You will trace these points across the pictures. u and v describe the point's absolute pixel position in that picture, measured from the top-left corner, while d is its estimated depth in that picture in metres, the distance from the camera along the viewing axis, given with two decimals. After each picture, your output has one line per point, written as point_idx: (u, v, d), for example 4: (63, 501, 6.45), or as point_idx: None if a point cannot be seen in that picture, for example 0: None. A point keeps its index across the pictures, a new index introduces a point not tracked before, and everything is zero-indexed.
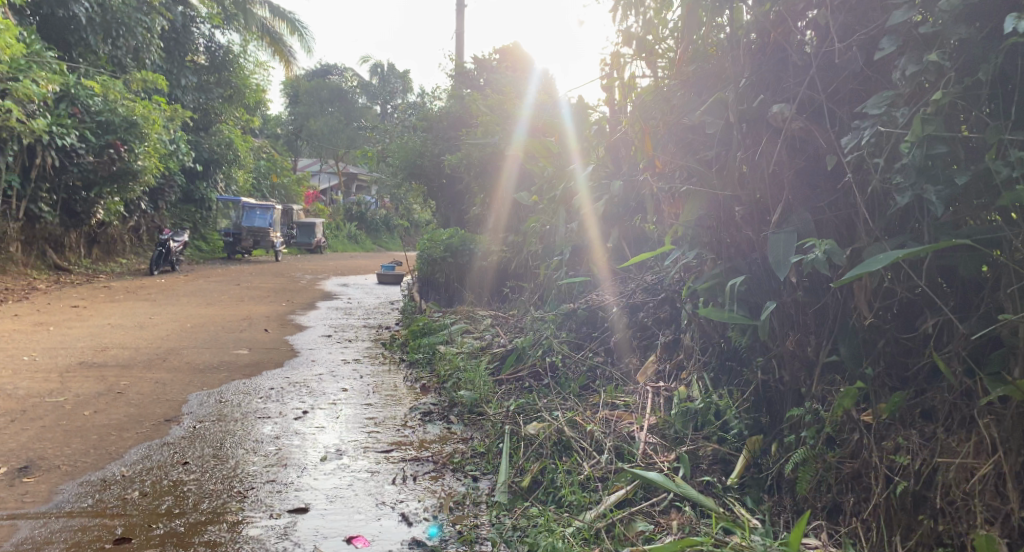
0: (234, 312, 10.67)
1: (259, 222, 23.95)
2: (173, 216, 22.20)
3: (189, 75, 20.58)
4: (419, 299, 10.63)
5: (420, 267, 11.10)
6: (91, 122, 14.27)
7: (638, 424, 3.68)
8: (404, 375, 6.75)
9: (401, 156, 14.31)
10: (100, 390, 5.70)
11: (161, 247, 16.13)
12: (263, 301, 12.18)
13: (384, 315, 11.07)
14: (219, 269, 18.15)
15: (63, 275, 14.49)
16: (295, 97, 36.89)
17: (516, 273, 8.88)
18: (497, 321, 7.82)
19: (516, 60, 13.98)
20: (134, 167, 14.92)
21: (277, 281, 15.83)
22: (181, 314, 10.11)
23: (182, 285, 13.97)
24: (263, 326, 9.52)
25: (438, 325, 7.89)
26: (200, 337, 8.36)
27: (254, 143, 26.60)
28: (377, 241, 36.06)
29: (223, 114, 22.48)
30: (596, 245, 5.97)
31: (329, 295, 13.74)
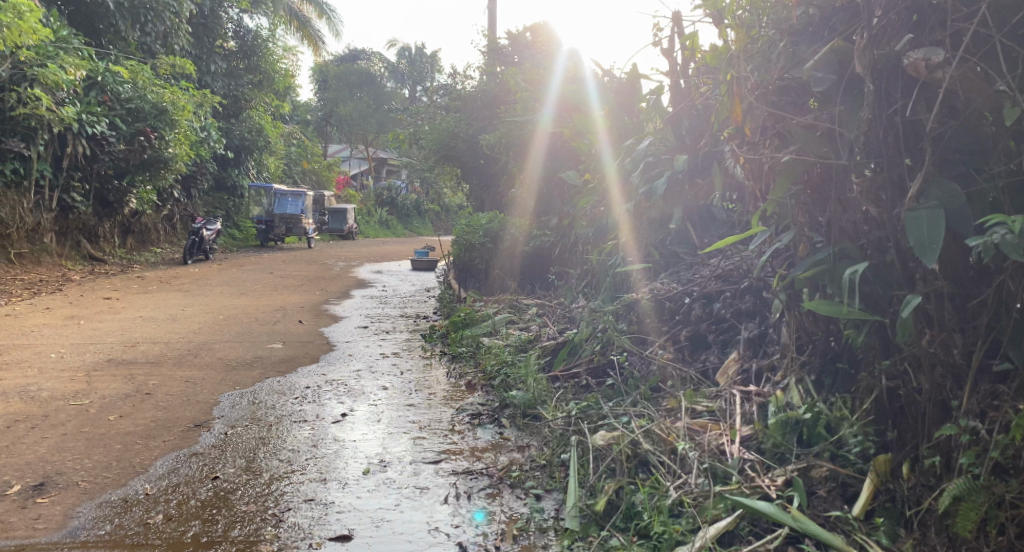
0: (268, 303, 10.32)
1: (292, 210, 23.42)
2: (205, 204, 22.00)
3: (219, 60, 20.31)
4: (457, 288, 10.18)
5: (457, 255, 10.65)
6: (121, 109, 14.01)
7: (728, 435, 3.18)
8: (447, 370, 6.32)
9: (433, 137, 13.82)
10: (127, 392, 5.34)
11: (193, 236, 15.89)
12: (297, 290, 11.82)
13: (421, 304, 10.64)
14: (253, 257, 17.89)
15: (98, 265, 14.27)
16: (324, 82, 36.61)
17: (560, 260, 8.39)
18: (543, 312, 7.35)
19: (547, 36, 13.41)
20: (165, 155, 14.66)
21: (311, 269, 15.50)
22: (214, 306, 9.77)
23: (216, 275, 13.68)
24: (298, 317, 9.14)
25: (481, 316, 7.43)
26: (234, 330, 7.99)
27: (285, 129, 26.35)
28: (409, 226, 35.74)
29: (254, 100, 22.19)
30: (660, 228, 5.46)
31: (363, 283, 13.35)
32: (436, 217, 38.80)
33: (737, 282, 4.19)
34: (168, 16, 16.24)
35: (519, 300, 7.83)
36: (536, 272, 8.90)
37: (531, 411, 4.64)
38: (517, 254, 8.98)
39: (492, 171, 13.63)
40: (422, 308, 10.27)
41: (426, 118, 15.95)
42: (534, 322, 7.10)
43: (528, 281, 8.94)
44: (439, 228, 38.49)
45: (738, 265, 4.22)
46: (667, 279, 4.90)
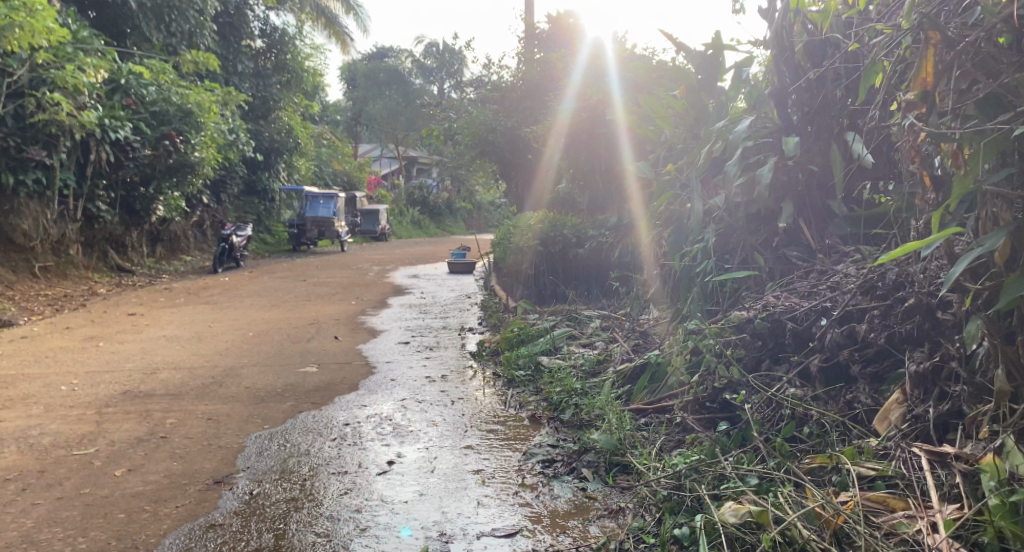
0: (302, 316, 9.59)
1: (323, 212, 22.75)
2: (235, 208, 21.46)
3: (246, 60, 19.69)
4: (503, 294, 9.35)
5: (503, 259, 9.82)
6: (146, 112, 13.41)
7: (929, 524, 2.34)
8: (505, 396, 5.51)
9: (470, 132, 12.91)
10: (140, 435, 4.59)
11: (223, 243, 15.28)
12: (332, 300, 11.09)
13: (465, 313, 9.82)
14: (285, 263, 17.29)
15: (126, 276, 13.65)
16: (353, 82, 36.04)
17: (622, 263, 7.52)
18: (609, 324, 6.51)
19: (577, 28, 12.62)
20: (191, 159, 14.04)
21: (345, 275, 14.78)
22: (244, 321, 9.06)
23: (246, 285, 12.98)
24: (334, 332, 8.39)
25: (535, 329, 6.60)
26: (265, 350, 7.24)
27: (314, 129, 25.76)
28: (441, 225, 35.02)
29: (283, 100, 21.58)
30: (767, 226, 4.59)
31: (400, 289, 12.60)
32: (468, 215, 38.06)
33: (886, 299, 3.35)
34: (193, 14, 15.57)
35: (580, 310, 7.00)
36: (593, 275, 8.07)
37: (620, 460, 3.82)
38: (571, 257, 8.11)
39: (535, 167, 12.71)
40: (466, 317, 9.45)
41: (461, 113, 15.11)
42: (600, 338, 6.26)
43: (584, 286, 8.10)
44: (471, 226, 37.75)
45: (886, 278, 3.35)
46: (781, 294, 4.06)
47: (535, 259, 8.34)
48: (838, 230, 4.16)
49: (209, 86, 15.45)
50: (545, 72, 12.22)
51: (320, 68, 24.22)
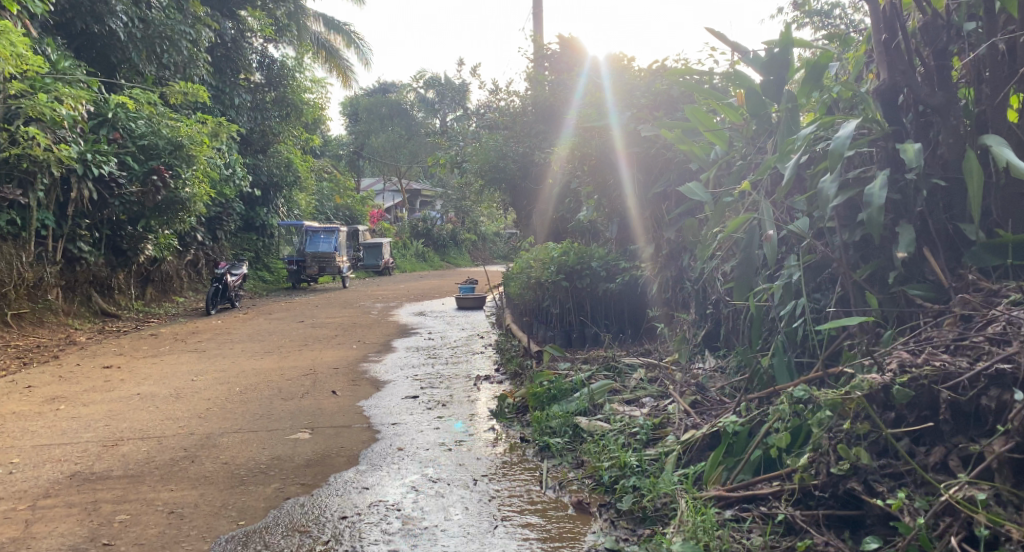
0: (298, 364, 8.58)
1: (324, 247, 21.89)
2: (232, 245, 20.53)
3: (243, 93, 18.89)
4: (522, 336, 8.33)
5: (519, 296, 8.81)
6: (133, 146, 12.54)
7: None
8: (538, 470, 4.53)
9: (479, 158, 11.91)
10: (77, 542, 3.57)
11: (216, 283, 14.34)
12: (331, 344, 10.07)
13: (479, 357, 8.78)
14: (282, 302, 16.34)
15: (112, 321, 12.64)
16: (355, 116, 35.38)
17: (664, 298, 6.60)
18: (656, 375, 5.52)
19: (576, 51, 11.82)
20: (182, 195, 13.08)
21: (347, 314, 13.78)
22: (231, 372, 8.04)
23: (240, 329, 11.97)
24: (333, 384, 7.37)
25: (566, 382, 5.59)
26: (251, 411, 6.22)
27: (315, 163, 24.97)
28: (446, 258, 34.07)
29: (282, 133, 20.79)
30: (882, 258, 3.61)
31: (405, 330, 11.58)
32: (473, 246, 37.15)
33: None
34: (186, 45, 14.72)
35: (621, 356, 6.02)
36: (628, 313, 7.16)
37: None
38: (599, 295, 7.16)
39: (548, 194, 11.74)
40: (481, 362, 8.43)
41: (468, 141, 14.21)
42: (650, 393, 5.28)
43: (618, 325, 7.17)
44: (476, 258, 36.83)
45: None
46: (914, 347, 3.10)
47: (562, 297, 7.36)
48: (978, 259, 3.21)
49: (202, 119, 14.61)
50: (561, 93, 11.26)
51: (320, 101, 23.44)
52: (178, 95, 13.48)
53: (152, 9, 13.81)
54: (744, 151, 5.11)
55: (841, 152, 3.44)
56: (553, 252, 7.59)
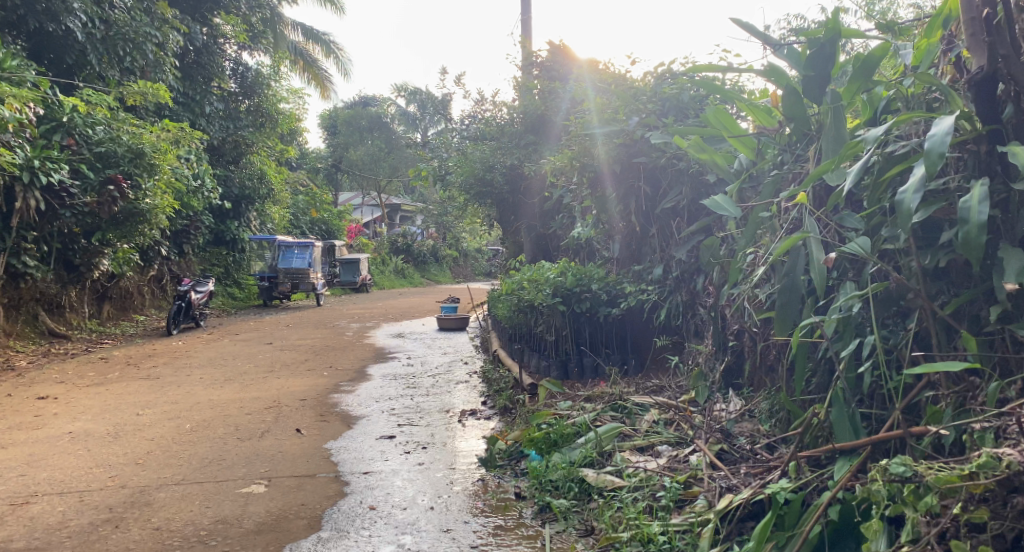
0: (261, 395, 7.74)
1: (297, 264, 20.79)
2: (200, 260, 19.58)
3: (215, 101, 17.99)
4: (511, 365, 7.59)
5: (510, 320, 8.01)
6: (88, 154, 11.65)
7: None
8: (540, 540, 3.77)
9: (464, 171, 11.13)
10: None
11: (179, 301, 13.45)
12: (300, 371, 9.24)
13: (464, 387, 7.97)
14: (251, 322, 15.44)
15: (60, 343, 11.82)
16: (334, 129, 34.55)
17: (674, 324, 5.90)
18: (671, 416, 4.79)
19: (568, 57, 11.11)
20: (142, 207, 12.20)
21: (320, 335, 12.93)
22: (184, 405, 7.18)
23: (201, 352, 11.09)
24: (298, 420, 6.54)
25: (568, 424, 4.82)
26: (199, 454, 5.39)
27: (290, 176, 24.08)
28: (426, 274, 33.19)
29: (256, 144, 19.89)
30: (977, 291, 2.93)
31: (382, 354, 10.76)
32: (454, 263, 36.31)
33: None
34: (152, 49, 13.82)
35: (628, 392, 5.28)
36: (629, 342, 6.44)
37: None
38: (599, 320, 6.42)
39: (537, 210, 11.01)
40: (465, 393, 7.64)
41: (451, 153, 13.43)
42: (666, 440, 4.54)
43: (620, 354, 6.41)
44: (456, 274, 36.02)
45: None
46: None
47: (558, 323, 6.59)
48: None
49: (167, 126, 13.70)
50: (552, 102, 10.52)
51: (297, 112, 22.56)
52: (136, 96, 12.54)
53: (115, 10, 12.93)
54: (776, 159, 4.38)
55: (940, 153, 2.78)
56: (547, 273, 6.83)
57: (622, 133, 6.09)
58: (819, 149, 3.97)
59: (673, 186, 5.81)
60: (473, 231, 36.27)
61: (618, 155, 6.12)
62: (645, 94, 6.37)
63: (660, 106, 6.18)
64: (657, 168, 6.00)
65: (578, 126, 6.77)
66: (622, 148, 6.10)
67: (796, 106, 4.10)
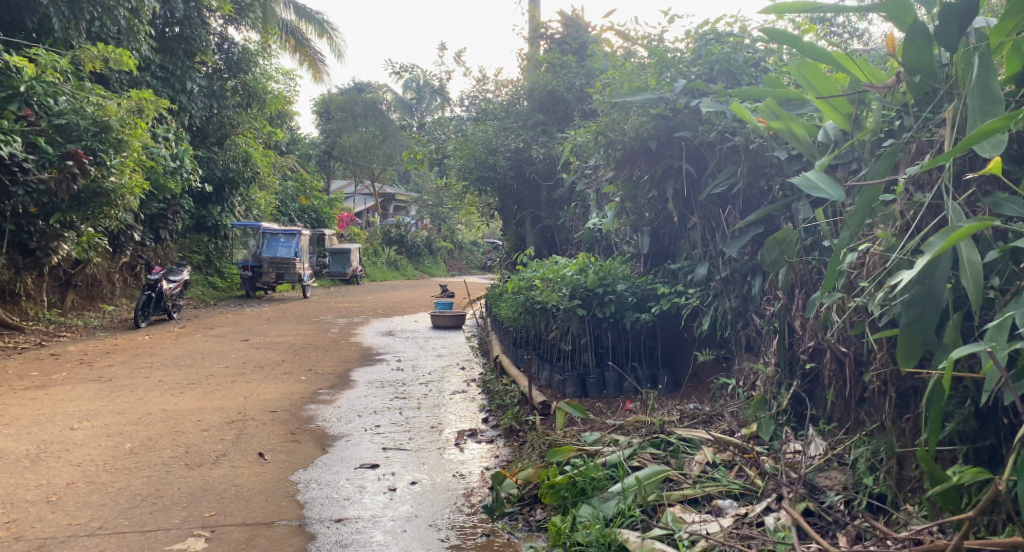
0: (223, 406, 6.67)
1: (283, 252, 19.46)
2: (179, 247, 18.46)
3: (198, 78, 16.72)
4: (517, 376, 6.55)
5: (517, 323, 6.93)
6: (48, 126, 10.57)
7: None
8: None
9: (463, 154, 10.02)
10: None
11: (148, 291, 12.40)
12: (273, 375, 8.16)
13: (462, 400, 6.89)
14: (230, 314, 14.35)
15: (13, 334, 10.88)
16: (329, 114, 33.38)
17: (720, 336, 4.85)
18: (732, 459, 3.67)
19: (582, 30, 9.97)
20: (107, 186, 11.09)
21: (302, 331, 11.88)
22: (129, 418, 6.13)
23: (166, 348, 10.03)
24: (262, 439, 5.50)
25: (598, 465, 3.75)
26: (130, 489, 4.37)
27: (279, 160, 22.92)
28: (420, 267, 32.04)
29: (241, 125, 18.73)
30: None
31: (369, 354, 9.70)
32: (448, 255, 35.19)
33: None
34: (124, 14, 12.63)
35: (673, 422, 4.17)
36: (659, 353, 5.48)
37: None
38: (626, 329, 5.39)
39: (545, 198, 9.90)
40: (464, 408, 6.57)
41: (450, 136, 12.29)
42: (725, 492, 3.44)
43: (649, 369, 5.41)
44: (451, 267, 34.90)
45: None
46: None
47: (576, 330, 5.55)
48: None
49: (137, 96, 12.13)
50: (564, 78, 9.39)
51: (287, 93, 21.35)
52: (97, 62, 11.23)
53: None
54: (884, 128, 3.27)
55: None
56: (563, 269, 5.73)
57: (662, 101, 4.97)
58: (959, 111, 2.83)
59: (724, 167, 4.70)
60: (469, 222, 35.15)
61: (657, 129, 5.01)
62: (689, 54, 5.23)
63: (708, 70, 5.06)
64: (704, 145, 4.88)
65: (604, 94, 5.66)
66: (661, 120, 5.00)
67: (923, 51, 2.97)
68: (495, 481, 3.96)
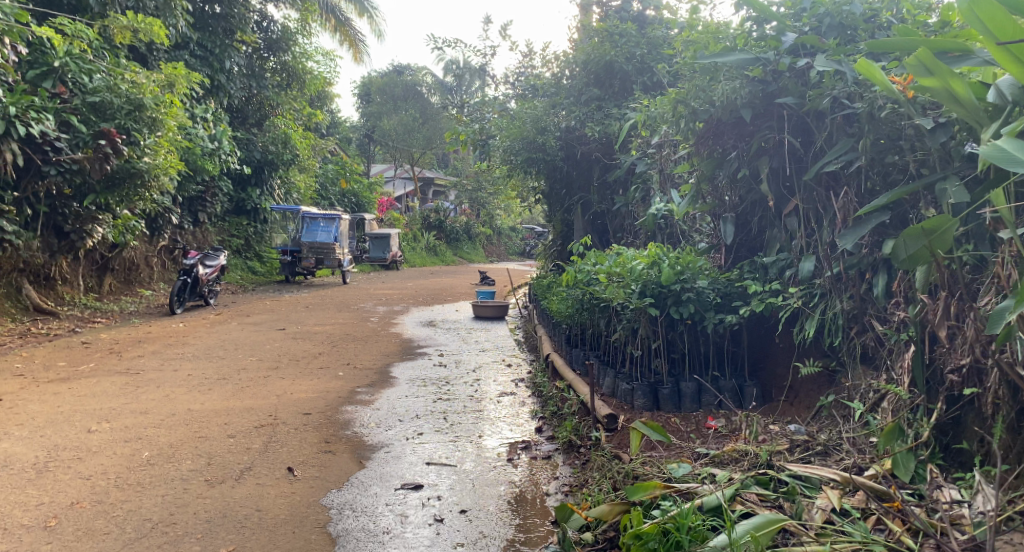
0: (253, 406, 6.08)
1: (323, 236, 18.94)
2: (218, 230, 18.10)
3: (237, 57, 16.26)
4: (574, 379, 5.87)
5: (575, 319, 6.24)
6: (82, 105, 10.12)
7: None
8: None
9: (512, 132, 9.31)
10: None
11: (184, 276, 11.97)
12: (309, 370, 7.58)
13: (513, 404, 6.22)
14: (267, 301, 13.88)
15: (47, 319, 10.49)
16: (369, 97, 32.86)
17: (827, 344, 4.11)
18: (868, 507, 2.89)
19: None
20: (141, 166, 10.58)
21: (340, 320, 11.32)
22: (152, 419, 5.57)
23: (200, 338, 9.53)
24: (292, 449, 4.90)
25: (695, 510, 3.01)
26: (141, 513, 3.78)
27: (319, 143, 22.45)
28: (459, 252, 31.47)
29: (281, 106, 18.29)
30: None
31: (410, 347, 9.10)
32: (487, 241, 34.54)
33: None
34: None
35: (782, 454, 3.41)
36: (744, 362, 4.76)
37: None
38: (709, 331, 4.67)
39: (600, 181, 9.17)
40: (515, 414, 5.92)
41: (496, 114, 11.56)
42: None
43: (734, 379, 4.69)
44: (490, 253, 34.27)
45: None
46: None
47: (647, 332, 4.82)
48: None
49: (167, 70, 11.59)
50: (622, 48, 8.59)
51: (326, 74, 20.81)
52: (126, 32, 10.71)
53: None
54: None
55: None
56: (632, 259, 5.00)
57: (760, 61, 4.23)
58: None
59: (838, 140, 3.96)
60: (509, 208, 34.47)
61: (753, 95, 4.28)
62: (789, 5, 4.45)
63: (816, 26, 4.30)
64: (811, 115, 4.14)
65: (684, 57, 4.91)
66: (759, 85, 4.27)
67: None
68: (558, 516, 3.32)
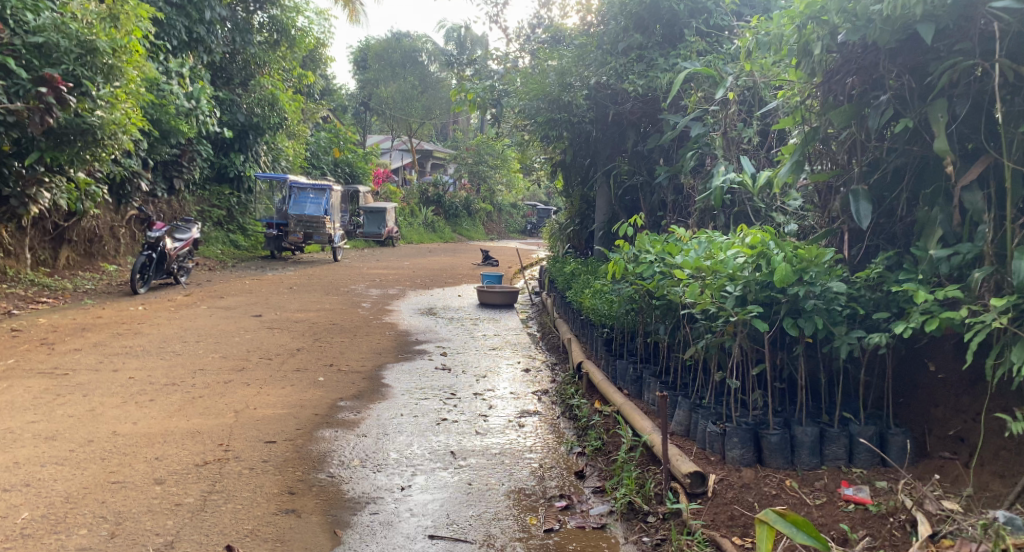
0: (200, 430, 4.64)
1: (311, 210, 16.99)
2: (197, 200, 16.57)
3: (218, 6, 14.56)
4: (624, 402, 4.44)
5: (626, 320, 4.82)
6: (22, 45, 8.51)
7: None
8: None
9: (532, 89, 7.79)
10: None
11: (148, 251, 10.46)
12: (280, 374, 6.13)
13: (539, 430, 4.80)
14: (247, 280, 12.38)
15: None
16: (366, 62, 31.07)
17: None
18: None
19: None
20: (93, 121, 9.00)
21: (327, 306, 9.85)
22: (57, 451, 4.12)
23: (158, 326, 8.05)
24: (239, 509, 3.48)
25: None
26: None
27: (310, 108, 20.76)
28: (458, 229, 29.91)
29: (267, 65, 16.63)
30: None
31: (407, 342, 7.67)
32: (487, 217, 32.98)
33: None
34: None
35: None
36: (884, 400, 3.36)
37: None
38: (841, 354, 3.24)
39: (637, 149, 7.71)
40: (543, 447, 4.49)
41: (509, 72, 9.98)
42: None
43: (873, 424, 3.26)
44: (491, 230, 32.67)
45: None
46: None
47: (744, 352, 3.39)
48: None
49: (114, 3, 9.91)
50: None
51: (319, 33, 19.09)
52: None
53: None
54: None
55: None
56: (726, 249, 3.57)
57: None
58: None
59: None
60: (511, 183, 32.86)
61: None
62: None
63: None
64: None
65: None
66: None
67: None
68: None
